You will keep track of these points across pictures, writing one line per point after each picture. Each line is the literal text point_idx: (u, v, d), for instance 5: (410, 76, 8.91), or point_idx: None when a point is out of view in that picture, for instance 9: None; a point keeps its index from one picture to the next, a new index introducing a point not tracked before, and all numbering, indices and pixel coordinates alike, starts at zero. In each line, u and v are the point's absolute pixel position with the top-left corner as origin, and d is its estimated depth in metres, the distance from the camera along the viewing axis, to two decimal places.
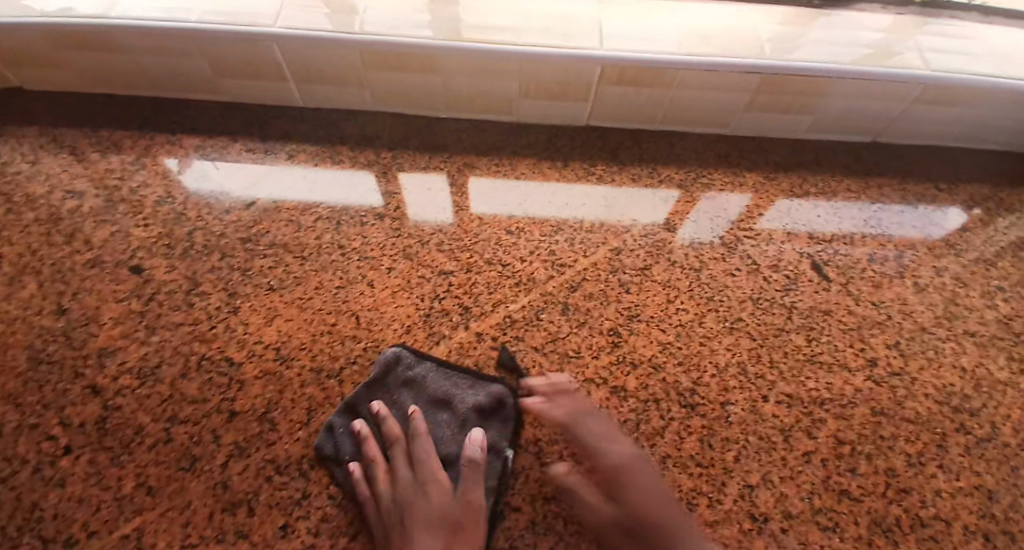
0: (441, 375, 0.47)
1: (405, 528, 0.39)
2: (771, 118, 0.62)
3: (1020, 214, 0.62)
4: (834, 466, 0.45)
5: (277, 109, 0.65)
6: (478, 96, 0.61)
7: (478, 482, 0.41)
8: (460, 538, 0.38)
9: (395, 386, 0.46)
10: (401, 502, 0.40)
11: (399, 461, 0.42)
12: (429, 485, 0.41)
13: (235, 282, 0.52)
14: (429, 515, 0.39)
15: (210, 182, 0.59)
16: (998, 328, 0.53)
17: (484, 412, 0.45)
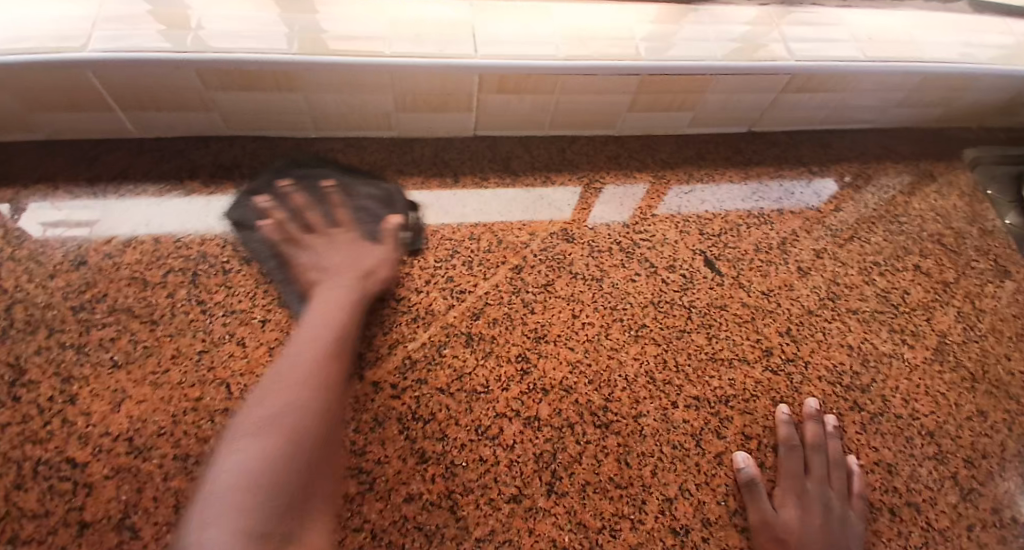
0: (411, 190, 0.57)
1: (327, 274, 0.46)
2: (656, 116, 0.62)
3: (883, 187, 0.67)
4: (731, 456, 0.46)
5: (111, 144, 0.55)
6: (350, 112, 0.55)
7: (389, 244, 0.50)
8: (379, 274, 0.48)
9: (289, 172, 0.54)
10: (328, 248, 0.48)
11: (322, 217, 0.50)
12: (324, 245, 0.48)
13: (69, 364, 0.43)
14: (360, 258, 0.48)
15: (69, 222, 0.50)
16: (878, 302, 0.57)
17: (383, 197, 0.55)
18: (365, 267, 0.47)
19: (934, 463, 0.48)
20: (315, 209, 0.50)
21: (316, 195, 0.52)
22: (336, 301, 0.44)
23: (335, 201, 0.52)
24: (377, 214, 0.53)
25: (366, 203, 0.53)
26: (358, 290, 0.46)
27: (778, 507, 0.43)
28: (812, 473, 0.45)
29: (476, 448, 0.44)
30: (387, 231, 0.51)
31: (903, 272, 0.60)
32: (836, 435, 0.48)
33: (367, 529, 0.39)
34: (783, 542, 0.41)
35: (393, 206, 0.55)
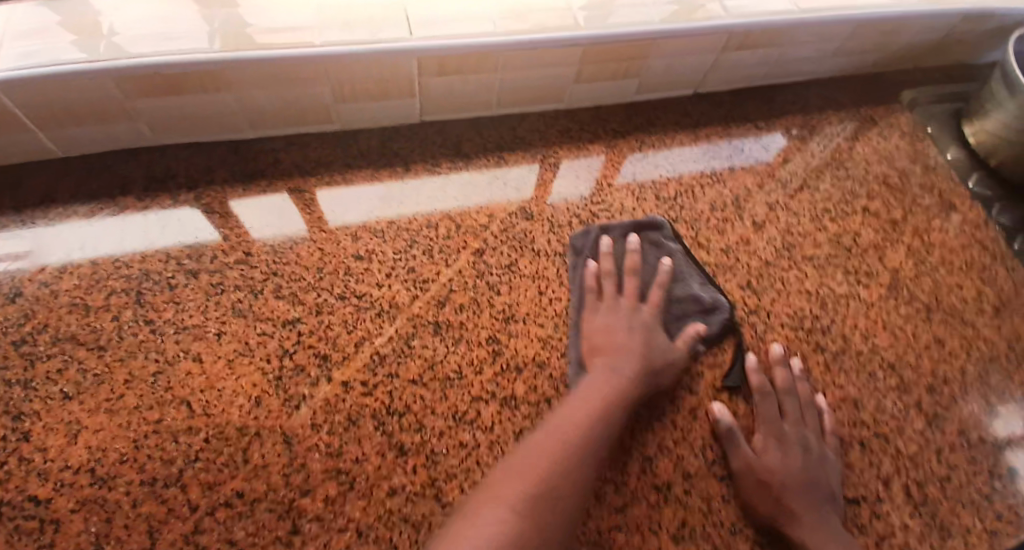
0: (682, 258, 0.54)
1: (618, 338, 0.47)
2: (602, 86, 0.62)
3: (827, 135, 0.69)
4: (707, 407, 0.48)
5: (35, 166, 0.52)
6: (287, 107, 0.53)
7: (685, 349, 0.49)
8: (663, 373, 0.46)
9: (654, 239, 0.55)
10: (636, 313, 0.49)
11: (633, 287, 0.51)
12: (630, 315, 0.49)
13: (16, 401, 0.41)
14: (655, 349, 0.47)
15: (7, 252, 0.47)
16: (832, 247, 0.59)
17: (706, 304, 0.52)
18: (658, 364, 0.46)
19: (898, 394, 0.51)
20: (635, 276, 0.51)
21: (645, 270, 0.53)
22: (616, 382, 0.44)
23: (634, 265, 0.52)
24: (683, 308, 0.52)
25: (685, 302, 0.52)
26: (646, 377, 0.45)
27: (760, 454, 0.44)
28: (787, 416, 0.47)
29: (455, 433, 0.44)
30: (659, 323, 0.49)
31: (853, 216, 0.62)
32: (807, 382, 0.50)
33: (351, 528, 0.38)
34: (766, 485, 0.42)
35: (709, 317, 0.51)
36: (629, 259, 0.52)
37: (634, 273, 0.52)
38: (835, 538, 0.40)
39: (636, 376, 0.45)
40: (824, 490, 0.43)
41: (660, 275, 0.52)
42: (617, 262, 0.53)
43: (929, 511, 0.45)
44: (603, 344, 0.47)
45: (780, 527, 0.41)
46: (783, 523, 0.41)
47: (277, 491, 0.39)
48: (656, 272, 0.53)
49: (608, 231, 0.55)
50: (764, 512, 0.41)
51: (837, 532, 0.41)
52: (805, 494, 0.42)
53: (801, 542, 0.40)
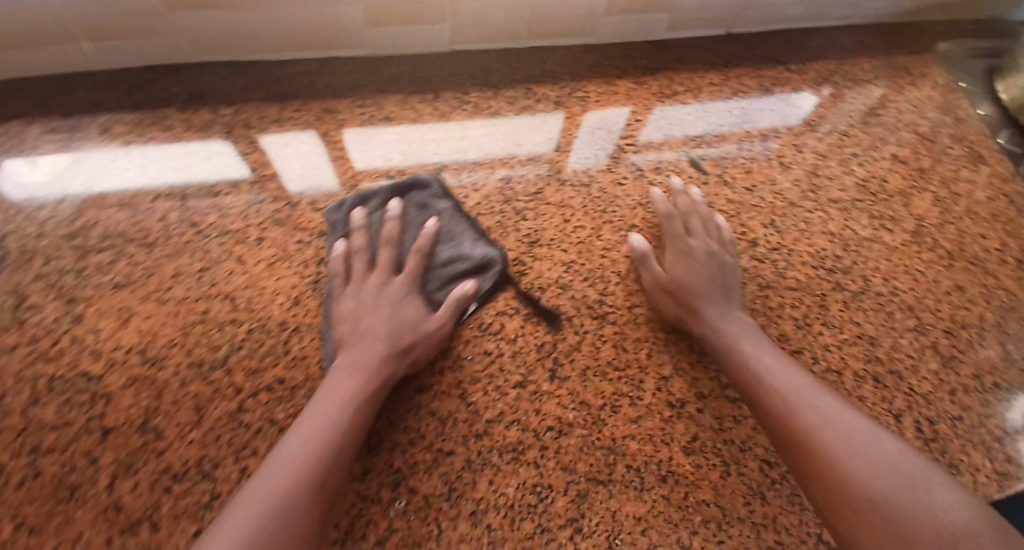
0: (454, 216, 0.50)
1: (366, 315, 0.42)
2: (632, 20, 0.62)
3: (860, 84, 0.68)
4: (625, 241, 0.53)
5: (80, 76, 0.53)
6: (318, 27, 0.54)
7: (451, 313, 0.44)
8: (416, 347, 0.41)
9: (417, 203, 0.50)
10: (381, 286, 0.43)
11: (384, 255, 0.45)
12: (377, 289, 0.43)
13: (71, 288, 0.43)
14: (404, 322, 0.42)
15: (49, 176, 0.48)
16: (857, 192, 0.59)
17: (475, 262, 0.48)
18: (408, 338, 0.41)
19: (913, 334, 0.52)
20: (390, 245, 0.46)
21: (410, 232, 0.48)
22: (360, 369, 0.38)
23: (390, 233, 0.46)
24: (449, 271, 0.47)
25: (452, 263, 0.47)
26: (400, 353, 0.40)
27: (669, 268, 0.49)
28: (692, 232, 0.51)
29: (480, 343, 0.46)
30: (417, 293, 0.44)
31: (880, 163, 0.62)
32: (708, 208, 0.53)
33: (384, 417, 0.42)
34: (671, 292, 0.47)
35: (482, 274, 0.48)
36: (388, 226, 0.47)
37: (392, 242, 0.46)
38: (730, 326, 0.45)
39: (389, 355, 0.39)
40: (724, 287, 0.47)
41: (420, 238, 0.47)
42: (374, 234, 0.47)
43: (939, 447, 0.45)
44: (356, 326, 0.41)
45: (684, 324, 0.47)
46: (685, 321, 0.46)
47: (315, 380, 0.42)
48: (420, 235, 0.47)
49: (367, 202, 0.49)
50: (670, 315, 0.47)
51: (734, 321, 0.45)
52: (704, 289, 0.46)
53: (700, 335, 0.45)
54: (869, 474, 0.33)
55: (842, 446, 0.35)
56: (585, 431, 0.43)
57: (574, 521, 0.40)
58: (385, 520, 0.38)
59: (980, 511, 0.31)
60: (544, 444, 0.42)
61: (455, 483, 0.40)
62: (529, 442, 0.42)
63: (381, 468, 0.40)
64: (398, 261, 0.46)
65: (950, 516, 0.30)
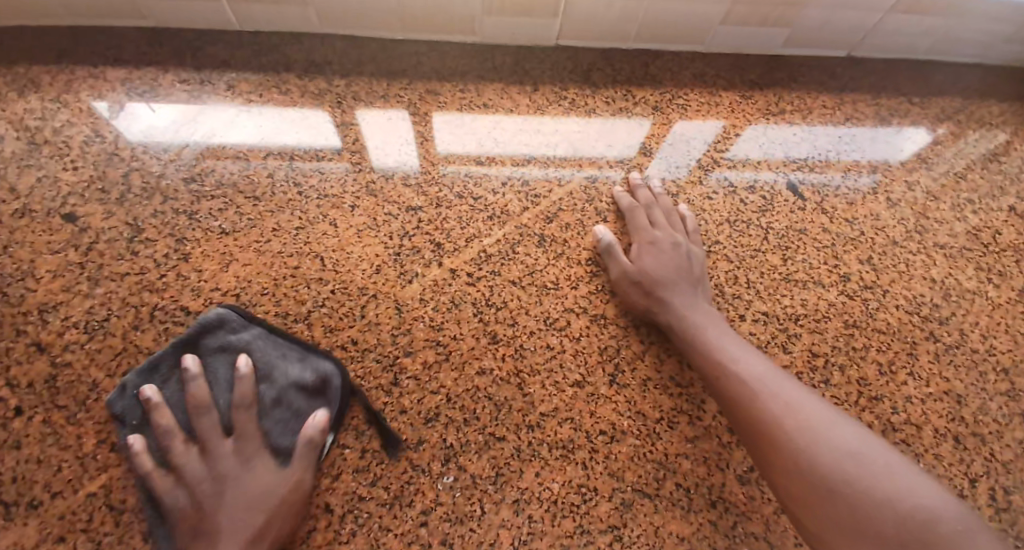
0: (260, 344, 0.42)
1: (206, 503, 0.35)
2: (748, 32, 0.60)
3: (986, 126, 0.63)
4: (590, 229, 0.52)
5: (214, 34, 0.58)
6: (436, 11, 0.55)
7: (308, 465, 0.38)
8: (268, 536, 0.35)
9: (211, 349, 0.41)
10: (206, 470, 0.36)
11: (209, 428, 0.37)
12: (205, 478, 0.35)
13: (182, 227, 0.47)
14: (247, 506, 0.35)
15: (171, 122, 0.53)
16: (967, 239, 0.55)
17: (308, 388, 0.41)
18: (255, 527, 0.34)
19: (1005, 399, 0.47)
20: (211, 412, 0.38)
21: (225, 389, 0.40)
22: None
23: (200, 398, 0.38)
24: (289, 411, 0.40)
25: (285, 400, 0.40)
26: (259, 538, 0.34)
27: (636, 261, 0.48)
28: (657, 223, 0.50)
29: (543, 336, 0.46)
30: (263, 453, 0.37)
31: (998, 213, 0.57)
32: (668, 204, 0.52)
33: (442, 393, 0.43)
34: (639, 285, 0.47)
35: (323, 398, 0.41)
36: (195, 391, 0.38)
37: (202, 407, 0.38)
38: (699, 317, 0.44)
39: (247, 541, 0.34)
40: (693, 276, 0.47)
41: (239, 393, 0.38)
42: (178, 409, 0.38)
43: (1009, 517, 0.42)
44: (196, 520, 0.34)
45: (651, 316, 0.46)
46: (654, 312, 0.46)
47: (385, 346, 0.44)
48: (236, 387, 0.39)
49: (157, 372, 0.40)
50: (638, 306, 0.47)
51: (698, 311, 0.45)
52: (674, 282, 0.46)
53: (668, 325, 0.45)
54: (827, 460, 0.33)
55: (804, 436, 0.35)
56: (638, 441, 0.42)
57: (616, 528, 0.39)
58: (432, 492, 0.39)
59: (941, 499, 0.31)
60: (595, 447, 0.42)
61: (503, 470, 0.40)
62: (580, 442, 0.42)
63: (435, 440, 0.41)
64: (230, 422, 0.38)
65: (911, 501, 0.30)
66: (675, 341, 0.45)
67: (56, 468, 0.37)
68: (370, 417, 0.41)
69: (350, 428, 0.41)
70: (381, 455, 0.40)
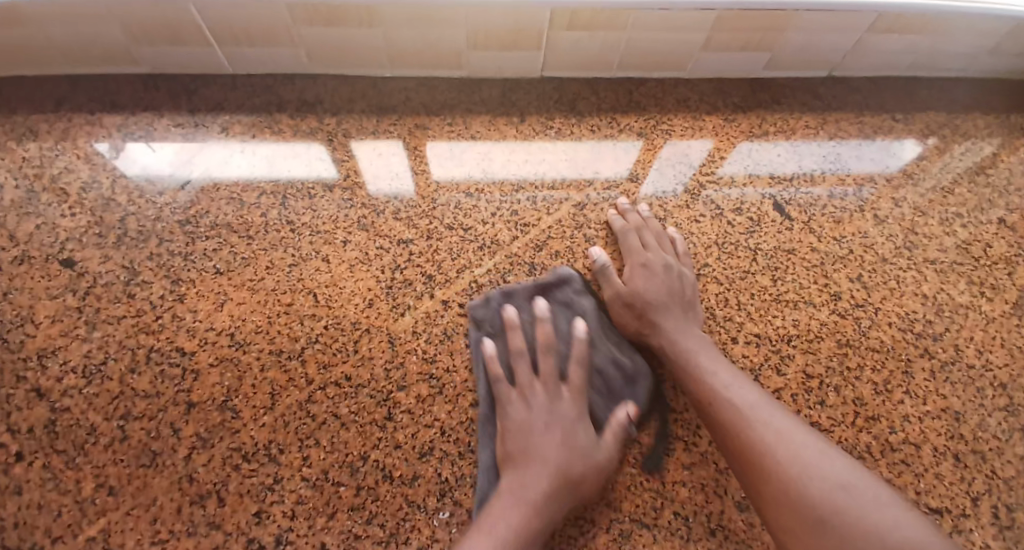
0: (598, 315, 0.48)
1: (534, 436, 0.39)
2: (729, 57, 0.61)
3: (970, 140, 0.63)
4: (584, 251, 0.53)
5: (208, 78, 0.59)
6: (424, 48, 0.57)
7: (620, 438, 0.41)
8: (589, 479, 0.38)
9: (520, 297, 0.48)
10: (551, 401, 0.41)
11: (548, 367, 0.43)
12: (543, 406, 0.40)
13: (178, 268, 0.48)
14: (578, 449, 0.38)
15: (166, 163, 0.54)
16: (957, 254, 0.55)
17: (627, 372, 0.45)
18: (595, 458, 0.39)
19: (1005, 414, 0.47)
20: (551, 352, 0.44)
21: (561, 339, 0.46)
22: (530, 499, 0.36)
23: (546, 340, 0.44)
24: (603, 382, 0.44)
25: (606, 370, 0.45)
26: (569, 485, 0.37)
27: (628, 283, 0.48)
28: (648, 246, 0.51)
29: None
30: (586, 413, 0.41)
31: (987, 226, 0.57)
32: (658, 227, 0.53)
33: (436, 426, 0.42)
34: (631, 305, 0.47)
35: (633, 388, 0.45)
36: (541, 330, 0.45)
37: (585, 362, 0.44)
38: (692, 339, 0.44)
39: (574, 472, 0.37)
40: (685, 298, 0.48)
41: (575, 347, 0.44)
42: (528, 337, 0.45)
43: (1014, 536, 0.41)
44: (518, 441, 0.39)
45: (644, 338, 0.46)
46: (646, 333, 0.46)
47: (378, 381, 0.44)
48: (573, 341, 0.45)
49: (512, 299, 0.47)
50: (630, 328, 0.47)
51: (691, 334, 0.45)
52: (667, 303, 0.46)
53: (661, 348, 0.45)
54: (818, 492, 0.33)
55: (795, 465, 0.34)
56: (634, 470, 0.42)
57: None
58: (428, 529, 0.39)
59: (932, 536, 0.31)
60: None
61: None
62: None
63: (429, 476, 0.41)
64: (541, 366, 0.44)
65: (903, 537, 0.30)
66: (668, 363, 0.45)
67: (56, 512, 0.38)
68: (363, 454, 0.41)
69: (344, 465, 0.40)
70: (376, 492, 0.40)
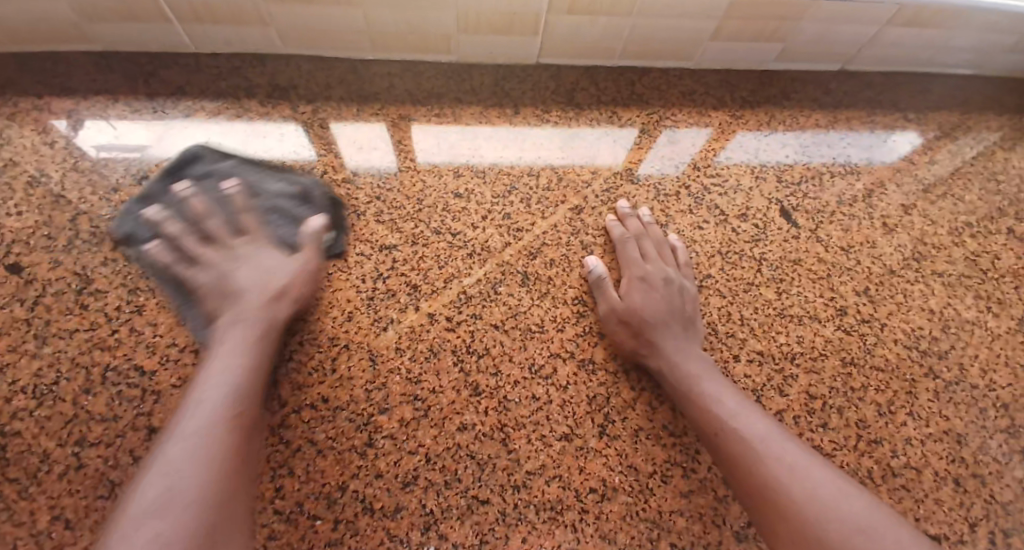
0: (243, 169, 0.48)
1: (232, 288, 0.39)
2: (740, 47, 0.56)
3: (984, 142, 0.60)
4: (582, 260, 0.49)
5: (169, 58, 0.54)
6: (409, 31, 0.52)
7: (314, 251, 0.43)
8: (296, 284, 0.41)
9: (134, 209, 0.46)
10: (234, 255, 0.41)
11: (215, 228, 0.42)
12: (224, 259, 0.40)
13: (136, 276, 0.44)
14: (270, 271, 0.41)
15: (121, 154, 0.49)
16: (966, 266, 0.53)
17: (296, 193, 0.47)
18: (277, 289, 0.40)
19: (1006, 437, 0.45)
20: (212, 216, 0.42)
21: (214, 200, 0.44)
22: (247, 328, 0.37)
23: (198, 206, 0.42)
24: (280, 212, 0.45)
25: (273, 202, 0.46)
26: (275, 306, 0.39)
27: (625, 298, 0.45)
28: (648, 257, 0.47)
29: (529, 385, 0.43)
30: (273, 245, 0.43)
31: (997, 235, 0.55)
32: (660, 234, 0.50)
33: (421, 453, 0.40)
34: (625, 322, 0.44)
35: (304, 205, 0.47)
36: (196, 201, 0.43)
37: (244, 206, 0.44)
38: (691, 362, 0.42)
39: (267, 324, 0.38)
40: (685, 316, 0.45)
41: (234, 197, 0.44)
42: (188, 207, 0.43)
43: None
44: (218, 291, 0.39)
45: (641, 359, 0.43)
46: (642, 354, 0.43)
47: (357, 403, 0.41)
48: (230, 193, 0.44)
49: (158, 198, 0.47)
50: (625, 346, 0.44)
51: (691, 355, 0.43)
52: (664, 323, 0.44)
53: (658, 370, 0.43)
54: (838, 535, 0.31)
55: (813, 505, 0.33)
56: (631, 499, 0.40)
57: None
58: None
59: None
60: (585, 507, 0.39)
61: (487, 537, 0.37)
62: (569, 502, 0.39)
63: (413, 508, 0.38)
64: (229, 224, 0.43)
65: None
66: (666, 385, 0.42)
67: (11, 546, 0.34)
68: (342, 484, 0.38)
69: (321, 497, 0.37)
70: (355, 526, 0.37)
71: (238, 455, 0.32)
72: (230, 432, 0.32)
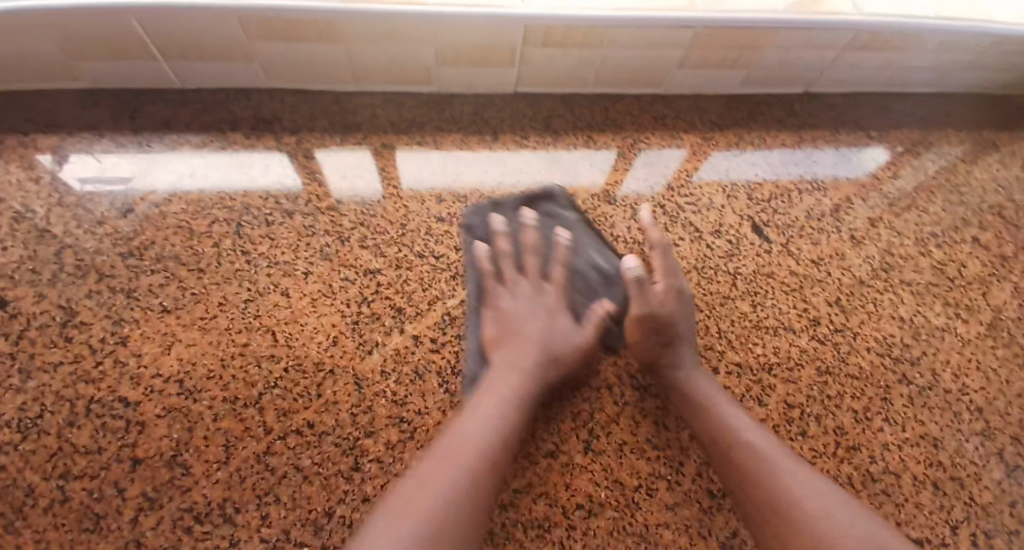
0: (579, 229, 0.51)
1: (514, 328, 0.43)
2: (705, 74, 0.60)
3: (942, 156, 0.64)
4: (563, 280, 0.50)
5: (155, 93, 0.55)
6: (390, 63, 0.54)
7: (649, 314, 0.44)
8: (569, 354, 0.43)
9: (484, 211, 0.51)
10: (515, 297, 0.45)
11: (533, 266, 0.47)
12: (525, 297, 0.45)
13: (121, 308, 0.44)
14: (560, 332, 0.43)
15: (106, 189, 0.50)
16: (932, 275, 0.55)
17: (605, 273, 0.49)
18: (557, 349, 0.42)
19: (981, 439, 0.46)
20: (535, 254, 0.48)
21: (542, 240, 0.49)
22: (511, 379, 0.39)
23: (531, 242, 0.49)
24: (599, 286, 0.49)
25: (586, 272, 0.49)
26: (547, 365, 0.41)
27: (660, 300, 0.44)
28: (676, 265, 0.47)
29: None
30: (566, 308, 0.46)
31: (960, 245, 0.57)
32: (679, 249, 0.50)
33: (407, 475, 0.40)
34: (660, 332, 0.43)
35: (610, 288, 0.49)
36: (502, 242, 0.48)
37: (563, 261, 0.48)
38: (704, 375, 0.43)
39: (525, 382, 0.40)
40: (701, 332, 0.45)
41: (557, 249, 0.49)
42: (516, 241, 0.49)
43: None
44: (501, 327, 0.43)
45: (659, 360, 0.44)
46: (661, 364, 0.44)
47: (343, 428, 0.41)
48: (555, 247, 0.49)
49: (500, 208, 0.51)
50: (648, 353, 0.44)
51: (705, 372, 0.44)
52: (688, 338, 0.44)
53: (669, 381, 0.43)
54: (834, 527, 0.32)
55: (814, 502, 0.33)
56: (617, 514, 0.40)
57: None
58: None
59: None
60: (573, 524, 0.40)
61: None
62: (556, 519, 0.40)
63: None
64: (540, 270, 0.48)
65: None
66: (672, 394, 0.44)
67: None
68: (328, 509, 0.38)
69: (307, 523, 0.37)
70: None
71: (483, 495, 0.32)
72: (479, 476, 0.33)
